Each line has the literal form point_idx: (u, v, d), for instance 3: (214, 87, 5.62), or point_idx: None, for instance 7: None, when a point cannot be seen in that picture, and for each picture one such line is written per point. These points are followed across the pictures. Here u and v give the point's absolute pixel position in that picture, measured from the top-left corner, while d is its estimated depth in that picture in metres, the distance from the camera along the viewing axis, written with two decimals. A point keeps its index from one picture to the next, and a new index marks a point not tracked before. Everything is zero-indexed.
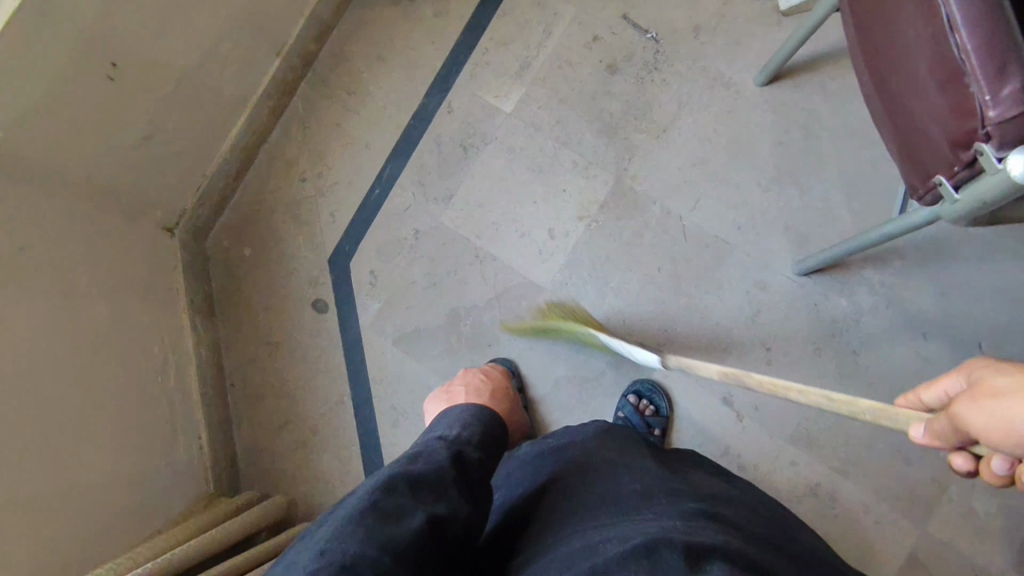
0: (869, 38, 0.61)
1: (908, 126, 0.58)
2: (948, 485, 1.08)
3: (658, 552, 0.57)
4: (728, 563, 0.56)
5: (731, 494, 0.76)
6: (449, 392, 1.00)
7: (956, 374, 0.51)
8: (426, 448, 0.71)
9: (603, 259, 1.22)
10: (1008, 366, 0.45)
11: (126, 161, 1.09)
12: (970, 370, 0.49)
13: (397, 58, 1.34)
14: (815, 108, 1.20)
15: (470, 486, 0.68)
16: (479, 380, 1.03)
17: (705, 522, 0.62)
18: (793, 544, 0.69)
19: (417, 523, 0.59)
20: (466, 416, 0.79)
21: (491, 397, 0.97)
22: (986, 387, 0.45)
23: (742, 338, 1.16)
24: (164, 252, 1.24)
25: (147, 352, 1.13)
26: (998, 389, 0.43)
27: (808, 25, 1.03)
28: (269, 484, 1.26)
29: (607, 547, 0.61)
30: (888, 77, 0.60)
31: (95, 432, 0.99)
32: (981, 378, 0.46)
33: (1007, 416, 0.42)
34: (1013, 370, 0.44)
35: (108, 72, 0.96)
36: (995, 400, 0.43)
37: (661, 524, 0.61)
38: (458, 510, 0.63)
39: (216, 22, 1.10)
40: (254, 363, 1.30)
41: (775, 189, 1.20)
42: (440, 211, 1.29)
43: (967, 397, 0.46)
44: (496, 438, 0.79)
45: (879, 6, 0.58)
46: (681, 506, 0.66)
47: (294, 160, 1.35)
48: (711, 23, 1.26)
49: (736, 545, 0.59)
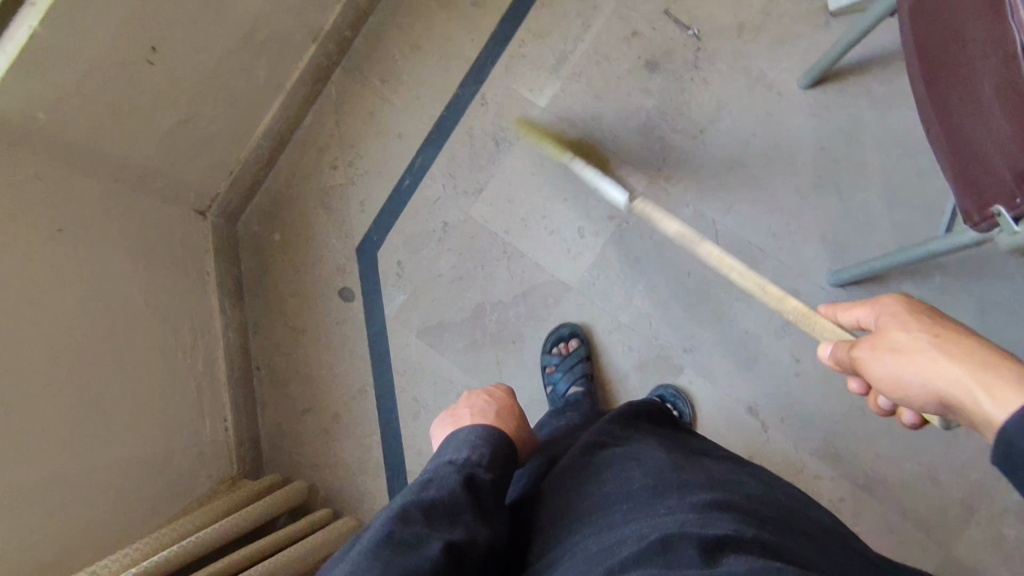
0: (929, 57, 0.59)
1: (966, 151, 0.56)
2: (977, 509, 1.06)
3: (675, 547, 0.59)
4: (744, 554, 0.58)
5: (739, 472, 0.77)
6: (452, 416, 0.91)
7: (866, 306, 0.63)
8: (438, 472, 0.69)
9: (634, 260, 1.21)
10: (907, 320, 0.58)
11: (164, 145, 1.10)
12: (875, 308, 0.62)
13: (432, 47, 1.33)
14: (860, 113, 1.17)
15: (489, 508, 0.68)
16: (483, 402, 0.93)
17: (718, 512, 0.64)
18: (804, 516, 0.71)
19: (435, 551, 0.61)
20: (475, 436, 0.75)
21: (497, 418, 0.88)
22: (885, 338, 0.58)
23: (771, 347, 1.15)
24: (196, 234, 1.25)
25: (177, 334, 1.14)
26: (897, 345, 0.57)
27: (860, 28, 0.99)
28: (291, 469, 1.28)
29: (623, 546, 0.62)
30: (946, 102, 0.58)
31: (125, 412, 1.01)
32: (884, 326, 0.59)
33: (898, 371, 0.56)
34: (910, 327, 0.57)
35: (147, 56, 0.97)
36: (891, 355, 0.57)
37: (675, 518, 0.63)
38: (475, 534, 0.65)
39: (254, 7, 1.10)
40: (280, 348, 1.32)
41: (815, 197, 1.17)
42: (469, 204, 1.28)
43: (869, 345, 0.60)
44: (510, 456, 0.75)
45: (942, 26, 0.56)
46: (692, 496, 0.67)
47: (326, 146, 1.34)
48: (755, 21, 1.22)
49: (751, 534, 0.61)
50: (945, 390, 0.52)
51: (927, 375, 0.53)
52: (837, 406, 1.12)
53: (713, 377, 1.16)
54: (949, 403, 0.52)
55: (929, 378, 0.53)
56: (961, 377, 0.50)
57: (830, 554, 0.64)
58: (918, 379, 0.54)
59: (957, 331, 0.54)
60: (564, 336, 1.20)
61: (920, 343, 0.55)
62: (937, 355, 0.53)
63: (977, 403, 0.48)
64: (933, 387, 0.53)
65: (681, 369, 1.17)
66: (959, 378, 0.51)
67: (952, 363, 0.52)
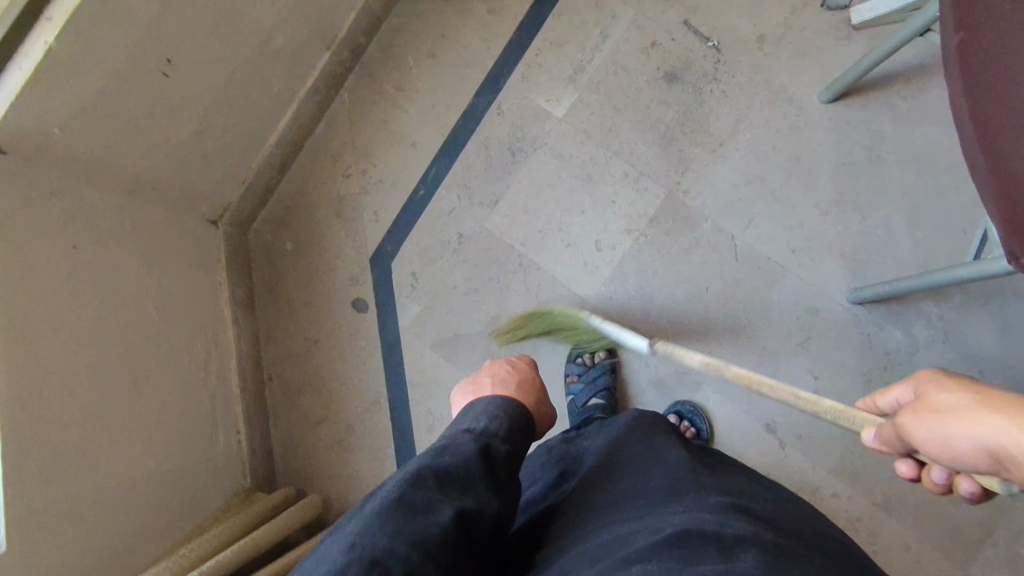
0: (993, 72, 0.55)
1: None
2: (994, 529, 1.06)
3: (691, 542, 0.58)
4: (762, 553, 0.56)
5: (759, 483, 0.76)
6: (474, 383, 0.96)
7: (906, 382, 0.60)
8: (455, 439, 0.70)
9: (651, 274, 1.20)
10: (949, 382, 0.53)
11: (177, 156, 1.08)
12: (914, 381, 0.58)
13: (447, 55, 1.31)
14: (881, 128, 1.16)
15: (501, 479, 0.68)
16: (505, 372, 0.98)
17: (735, 514, 0.63)
18: (822, 533, 0.69)
19: (446, 518, 0.60)
20: (493, 407, 0.77)
21: (518, 390, 0.92)
22: (929, 400, 0.54)
23: (789, 364, 1.14)
24: (208, 244, 1.24)
25: (191, 348, 1.13)
26: (938, 405, 0.52)
27: (891, 45, 0.99)
28: (304, 481, 1.27)
29: (638, 537, 0.61)
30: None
31: (140, 430, 0.99)
32: (926, 393, 0.55)
33: (943, 431, 0.51)
34: (952, 387, 0.52)
35: (162, 68, 0.95)
36: (935, 416, 0.52)
37: (692, 515, 0.62)
38: (485, 505, 0.64)
39: (270, 15, 1.08)
40: (292, 358, 1.31)
41: (835, 212, 1.16)
42: (485, 215, 1.27)
43: (912, 411, 0.55)
44: (525, 428, 0.78)
45: None
46: (711, 497, 0.66)
47: (339, 154, 1.33)
48: (777, 34, 1.21)
49: (768, 538, 0.59)
50: (995, 444, 0.46)
51: (972, 432, 0.48)
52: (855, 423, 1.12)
53: (731, 393, 1.16)
54: (1003, 459, 0.46)
55: (975, 433, 0.48)
56: (1014, 424, 0.44)
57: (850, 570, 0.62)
58: (965, 437, 0.49)
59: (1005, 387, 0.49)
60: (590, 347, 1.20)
61: (963, 400, 0.50)
62: (980, 407, 0.48)
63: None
64: (982, 442, 0.47)
65: (698, 385, 1.17)
66: (1007, 428, 0.45)
67: (996, 415, 0.47)
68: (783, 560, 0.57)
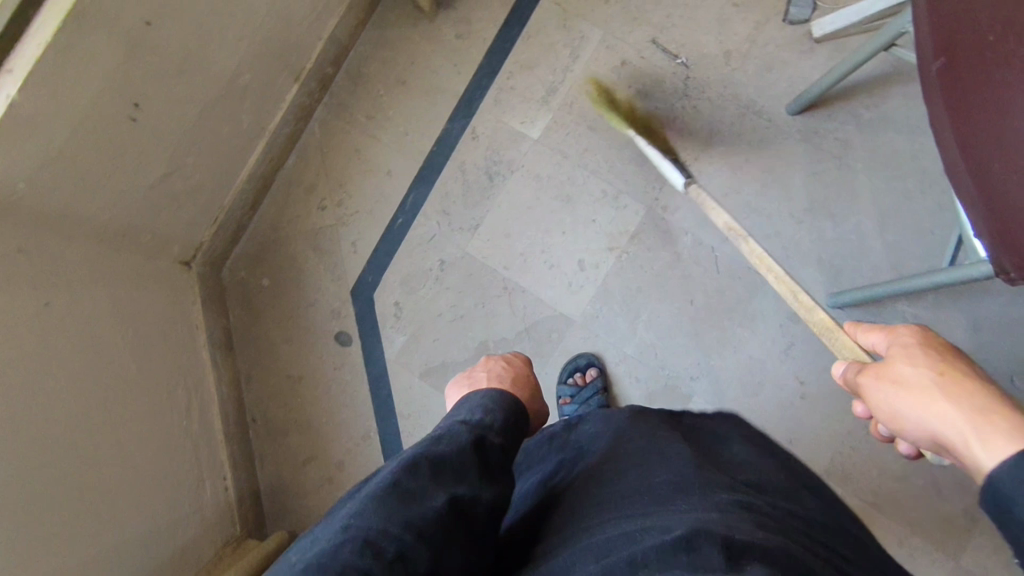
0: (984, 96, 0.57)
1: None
2: (979, 518, 1.09)
3: (699, 543, 0.51)
4: (768, 559, 0.50)
5: (775, 479, 0.70)
6: (469, 377, 0.95)
7: (882, 332, 0.63)
8: (450, 429, 0.68)
9: (636, 290, 1.21)
10: (915, 350, 0.57)
11: (147, 199, 1.04)
12: (888, 336, 0.62)
13: (418, 81, 1.30)
14: (847, 137, 1.19)
15: (493, 469, 0.66)
16: (500, 368, 0.96)
17: (744, 514, 0.57)
18: (835, 534, 0.64)
19: (440, 504, 0.59)
20: (489, 400, 0.75)
21: (515, 387, 0.91)
22: (890, 367, 0.58)
23: (776, 372, 1.16)
24: (182, 288, 1.20)
25: (172, 398, 1.09)
26: (898, 377, 0.57)
27: (855, 60, 1.02)
28: (295, 523, 1.23)
29: (646, 536, 0.55)
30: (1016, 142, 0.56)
31: (126, 488, 0.95)
32: (891, 355, 0.59)
33: (895, 402, 0.57)
34: (917, 360, 0.56)
35: (130, 113, 0.91)
36: (894, 385, 0.57)
37: (699, 515, 0.56)
38: (479, 492, 0.63)
39: (237, 52, 1.05)
40: (276, 397, 1.27)
41: (809, 221, 1.19)
42: (466, 240, 1.26)
43: (874, 370, 0.60)
44: (520, 424, 0.76)
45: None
46: (719, 495, 0.60)
47: (313, 187, 1.30)
48: (741, 49, 1.24)
49: (777, 541, 0.53)
50: (937, 428, 0.53)
51: (923, 413, 0.54)
52: (842, 425, 1.14)
53: (721, 402, 1.17)
54: (941, 441, 0.53)
55: (924, 414, 0.54)
56: (956, 419, 0.51)
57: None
58: (916, 416, 0.55)
59: (959, 368, 0.54)
60: (581, 367, 1.19)
61: (920, 377, 0.55)
62: (933, 392, 0.53)
63: (964, 444, 0.49)
64: (928, 426, 0.54)
65: (689, 397, 1.18)
66: (960, 423, 0.50)
67: (948, 403, 0.52)
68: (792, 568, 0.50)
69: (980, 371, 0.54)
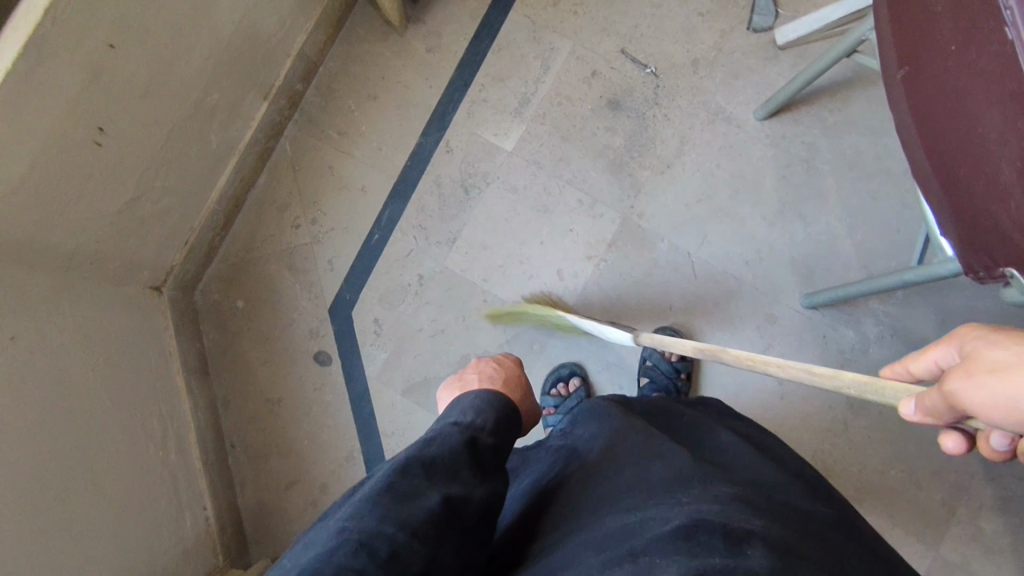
0: (926, 109, 0.59)
1: (989, 197, 0.53)
2: (957, 507, 1.11)
3: (698, 535, 0.55)
4: (767, 551, 0.54)
5: (769, 464, 0.71)
6: (461, 379, 0.94)
7: (946, 342, 0.48)
8: (442, 431, 0.67)
9: (615, 299, 1.22)
10: (1005, 337, 0.43)
11: (114, 225, 1.01)
12: (958, 340, 0.47)
13: (390, 95, 1.29)
14: (814, 140, 1.22)
15: (485, 469, 0.66)
16: (492, 368, 0.96)
17: (739, 503, 0.59)
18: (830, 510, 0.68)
19: (432, 503, 0.59)
20: (481, 401, 0.73)
21: (507, 386, 0.91)
22: (979, 360, 0.42)
23: (756, 374, 1.18)
24: (153, 314, 1.17)
25: (146, 427, 1.05)
26: (996, 363, 0.41)
27: (819, 66, 1.05)
28: (279, 549, 1.21)
29: (646, 527, 0.58)
30: (948, 150, 0.57)
31: (102, 524, 0.92)
32: (975, 351, 0.44)
33: (1007, 395, 0.39)
34: (1011, 342, 0.42)
35: (95, 137, 0.89)
36: (994, 377, 0.41)
37: (698, 505, 0.59)
38: (473, 491, 0.63)
39: (204, 72, 1.04)
40: (255, 422, 1.25)
41: (781, 224, 1.21)
42: (444, 254, 1.25)
43: (959, 374, 0.44)
44: (513, 421, 0.75)
45: (945, 71, 0.55)
46: (717, 487, 0.62)
47: (285, 205, 1.28)
48: (708, 57, 1.26)
49: (772, 529, 0.57)
50: None
51: None
52: (822, 423, 1.16)
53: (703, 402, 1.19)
54: None
55: None
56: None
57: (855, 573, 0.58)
58: None
59: None
60: (563, 377, 1.19)
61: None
62: None
63: None
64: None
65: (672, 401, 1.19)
66: None
67: None
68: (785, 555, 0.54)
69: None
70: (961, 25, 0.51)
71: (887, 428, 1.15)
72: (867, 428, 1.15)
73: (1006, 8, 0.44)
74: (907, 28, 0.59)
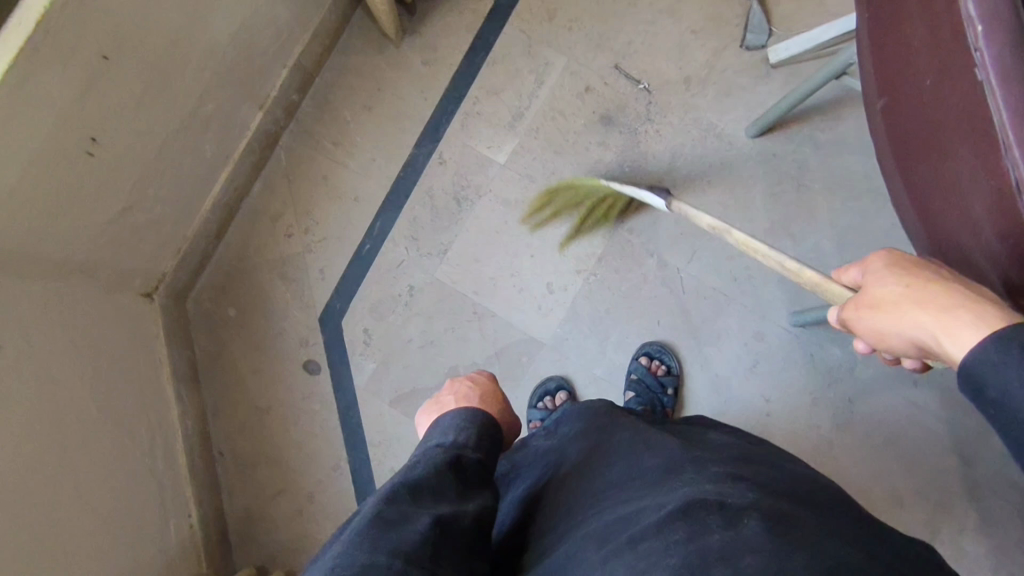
0: (902, 138, 0.60)
1: (962, 232, 0.54)
2: (940, 529, 1.11)
3: (695, 515, 0.56)
4: (762, 520, 0.55)
5: (755, 453, 0.74)
6: (437, 402, 0.94)
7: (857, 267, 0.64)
8: (424, 456, 0.70)
9: (603, 312, 1.22)
10: (882, 272, 0.58)
11: (105, 234, 1.02)
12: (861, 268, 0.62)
13: (384, 107, 1.30)
14: (805, 159, 1.23)
15: (470, 487, 0.68)
16: (466, 388, 0.96)
17: (733, 482, 0.61)
18: (819, 484, 0.70)
19: (424, 525, 0.59)
20: (460, 419, 0.76)
21: (483, 403, 0.91)
22: (867, 294, 0.59)
23: (743, 391, 1.19)
24: (144, 320, 1.17)
25: (133, 435, 1.06)
26: (874, 301, 0.58)
27: (811, 84, 1.06)
28: (265, 558, 1.21)
29: (643, 514, 0.59)
30: (921, 179, 0.59)
31: (86, 532, 0.92)
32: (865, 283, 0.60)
33: (880, 324, 0.58)
34: (886, 278, 0.57)
35: (87, 147, 0.90)
36: (874, 311, 0.58)
37: (692, 487, 0.60)
38: (462, 508, 0.64)
39: (199, 83, 1.05)
40: (244, 430, 1.25)
41: (771, 241, 1.21)
42: (435, 265, 1.26)
43: (855, 303, 0.61)
44: (496, 436, 0.77)
45: (917, 103, 0.56)
46: (710, 469, 0.63)
47: (279, 214, 1.29)
48: (701, 75, 1.27)
49: (767, 501, 0.58)
50: (919, 336, 0.53)
51: (905, 325, 0.54)
52: (809, 440, 1.17)
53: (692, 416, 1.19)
54: (928, 347, 0.54)
55: (905, 327, 0.55)
56: (928, 324, 0.52)
57: (862, 545, 0.57)
58: (901, 332, 0.55)
59: (925, 277, 0.54)
60: (550, 391, 1.20)
61: (894, 296, 0.56)
62: (908, 305, 0.54)
63: (941, 341, 0.50)
64: (909, 333, 0.55)
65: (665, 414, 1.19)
66: (934, 328, 0.51)
67: (921, 311, 0.52)
68: (784, 522, 0.55)
69: (946, 270, 0.55)
70: (937, 64, 0.52)
71: (873, 447, 1.15)
72: (852, 447, 1.16)
73: (977, 49, 0.45)
74: (887, 60, 0.60)
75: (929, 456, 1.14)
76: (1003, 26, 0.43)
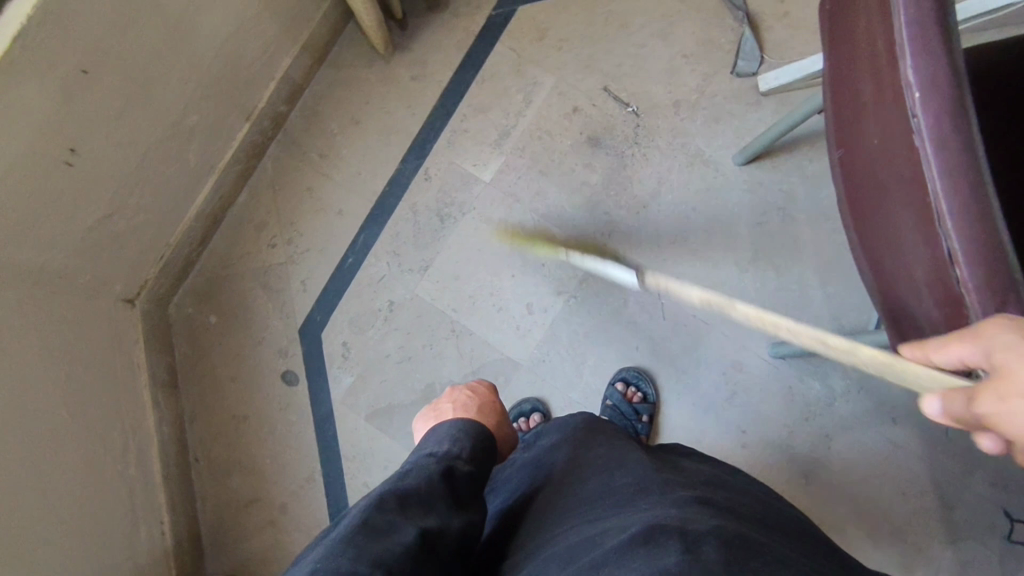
0: (857, 188, 0.59)
1: (909, 292, 0.54)
2: (914, 570, 1.09)
3: (656, 538, 0.55)
4: (723, 545, 0.55)
5: (731, 481, 0.74)
6: (435, 409, 0.94)
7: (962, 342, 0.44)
8: (417, 464, 0.69)
9: (583, 335, 1.22)
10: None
11: (84, 241, 1.03)
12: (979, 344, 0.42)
13: (372, 121, 1.31)
14: (792, 189, 1.22)
15: (462, 500, 0.67)
16: (465, 397, 0.95)
17: (699, 508, 0.60)
18: (783, 514, 0.70)
19: (409, 537, 0.60)
20: (456, 429, 0.76)
21: (480, 414, 0.91)
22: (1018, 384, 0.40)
23: (720, 420, 1.18)
24: (124, 326, 1.18)
25: (106, 441, 1.07)
26: None
27: (796, 117, 1.04)
28: (234, 567, 1.22)
29: (606, 537, 0.59)
30: (873, 232, 0.58)
31: (54, 535, 0.93)
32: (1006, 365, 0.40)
33: None
34: None
35: (66, 157, 0.91)
36: None
37: (658, 511, 0.59)
38: (449, 522, 0.64)
39: (184, 94, 1.06)
40: (219, 437, 1.26)
41: (753, 271, 1.20)
42: (415, 281, 1.26)
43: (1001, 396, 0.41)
44: (490, 449, 0.77)
45: (869, 156, 0.55)
46: (675, 493, 0.63)
47: (263, 224, 1.30)
48: (690, 99, 1.26)
49: (732, 528, 0.58)
50: None
51: None
52: (783, 474, 1.15)
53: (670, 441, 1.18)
54: None
55: None
56: None
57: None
58: None
59: None
60: (525, 412, 1.19)
61: None
62: None
63: None
64: None
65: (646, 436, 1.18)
66: None
67: None
68: (745, 549, 0.55)
69: None
70: (886, 120, 0.50)
71: (849, 483, 1.14)
72: (827, 482, 1.14)
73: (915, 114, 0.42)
74: (844, 108, 0.58)
75: (906, 495, 1.12)
76: (942, 93, 0.39)
